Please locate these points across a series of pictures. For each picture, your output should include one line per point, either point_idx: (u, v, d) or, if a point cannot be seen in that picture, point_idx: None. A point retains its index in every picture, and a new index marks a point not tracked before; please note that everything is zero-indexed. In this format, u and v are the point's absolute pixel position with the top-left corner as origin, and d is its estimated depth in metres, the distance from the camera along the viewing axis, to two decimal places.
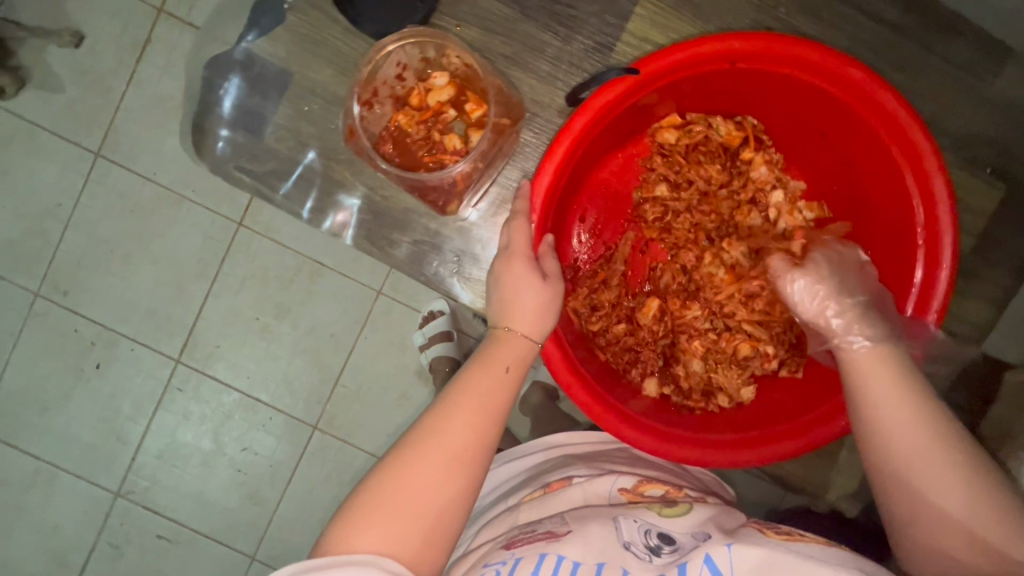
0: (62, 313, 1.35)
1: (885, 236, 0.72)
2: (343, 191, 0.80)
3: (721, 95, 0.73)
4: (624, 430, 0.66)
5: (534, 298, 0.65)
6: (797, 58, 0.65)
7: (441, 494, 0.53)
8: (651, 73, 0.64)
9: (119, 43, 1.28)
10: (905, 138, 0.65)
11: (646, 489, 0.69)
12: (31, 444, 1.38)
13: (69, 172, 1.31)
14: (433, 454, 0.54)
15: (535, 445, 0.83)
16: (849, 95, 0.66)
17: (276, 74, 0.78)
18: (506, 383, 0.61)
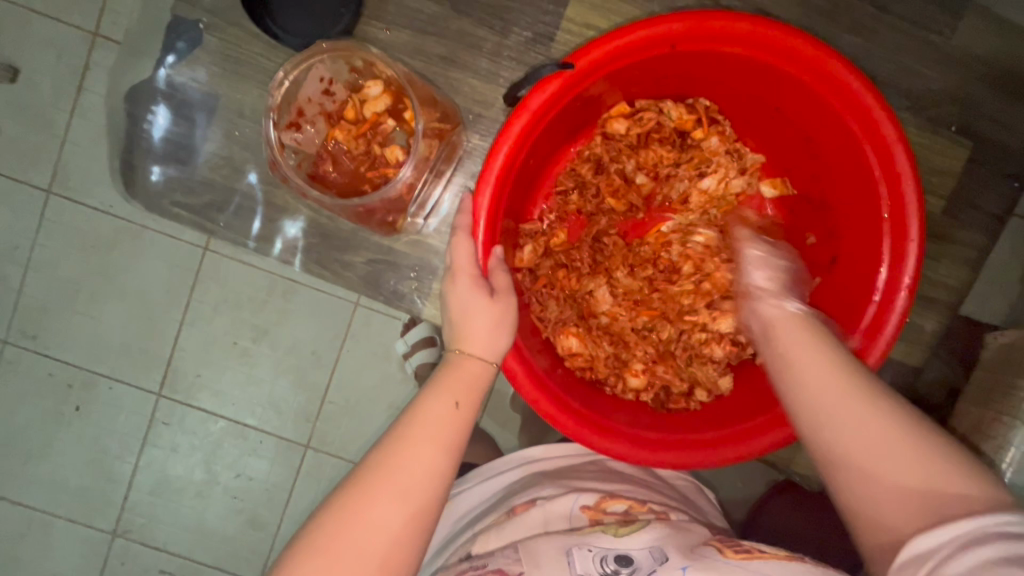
0: (34, 358, 1.31)
1: (849, 210, 0.70)
2: (287, 217, 0.76)
3: (668, 78, 0.70)
4: (597, 439, 0.65)
5: (488, 316, 0.63)
6: (741, 35, 0.61)
7: (385, 539, 0.51)
8: (589, 65, 0.60)
9: (55, 73, 1.22)
10: (860, 110, 0.62)
11: (608, 505, 0.69)
12: (20, 494, 1.35)
13: (22, 213, 1.27)
14: (380, 495, 0.52)
15: (510, 461, 0.81)
16: (799, 68, 0.63)
17: (202, 99, 0.74)
18: (457, 416, 0.58)
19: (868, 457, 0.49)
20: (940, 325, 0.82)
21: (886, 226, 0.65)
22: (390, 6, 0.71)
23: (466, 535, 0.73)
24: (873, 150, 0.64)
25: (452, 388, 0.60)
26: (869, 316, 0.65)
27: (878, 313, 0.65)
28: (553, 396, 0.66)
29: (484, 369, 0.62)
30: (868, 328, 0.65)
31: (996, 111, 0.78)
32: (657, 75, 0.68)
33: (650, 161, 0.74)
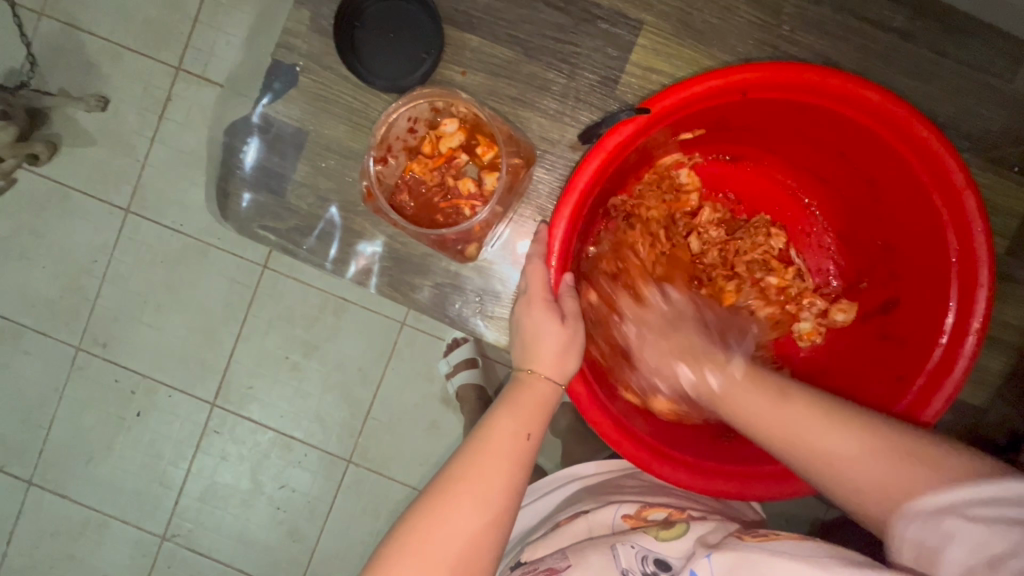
0: (103, 365, 1.40)
1: (917, 253, 0.71)
2: (362, 240, 0.81)
3: (735, 121, 0.74)
4: (656, 465, 0.68)
5: (558, 340, 0.67)
6: (812, 86, 0.64)
7: (469, 545, 0.55)
8: (662, 110, 0.64)
9: (142, 104, 1.34)
10: (930, 156, 0.64)
11: (649, 513, 0.73)
12: (80, 494, 1.42)
13: (102, 230, 1.37)
14: (459, 506, 0.56)
15: (559, 477, 0.86)
16: (867, 117, 0.65)
17: (292, 133, 0.80)
18: (528, 438, 0.62)
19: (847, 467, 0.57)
20: (1005, 366, 0.81)
21: (955, 271, 0.66)
22: (466, 52, 0.76)
23: (518, 550, 0.79)
24: (945, 197, 0.65)
25: (526, 407, 0.64)
26: (936, 358, 0.66)
27: (944, 360, 0.66)
28: (616, 421, 0.68)
29: (553, 390, 0.66)
30: (936, 368, 0.66)
31: None
32: (724, 118, 0.72)
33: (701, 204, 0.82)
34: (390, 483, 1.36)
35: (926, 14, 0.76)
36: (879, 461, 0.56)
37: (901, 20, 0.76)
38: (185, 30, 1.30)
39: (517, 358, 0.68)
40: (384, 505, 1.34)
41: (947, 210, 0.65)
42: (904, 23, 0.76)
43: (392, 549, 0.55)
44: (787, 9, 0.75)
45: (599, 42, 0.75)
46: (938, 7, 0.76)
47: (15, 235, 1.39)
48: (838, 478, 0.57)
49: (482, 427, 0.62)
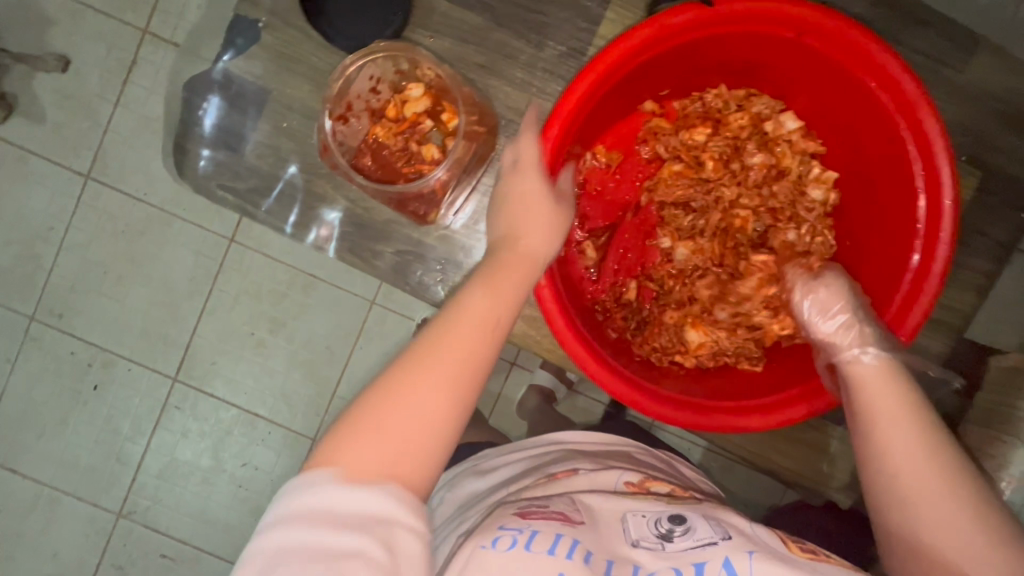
0: (57, 336, 1.35)
1: (889, 205, 0.75)
2: (325, 206, 0.80)
3: (739, 64, 0.79)
4: (612, 380, 0.71)
5: (544, 215, 0.67)
6: (812, 27, 0.69)
7: (441, 409, 0.52)
8: (661, 31, 0.68)
9: (105, 65, 1.29)
10: (913, 115, 0.68)
11: (652, 484, 0.71)
12: (32, 469, 1.38)
13: (59, 196, 1.32)
14: (429, 374, 0.52)
15: (541, 440, 0.84)
16: (850, 59, 0.69)
17: (254, 91, 0.78)
18: (506, 308, 0.58)
19: (933, 529, 0.55)
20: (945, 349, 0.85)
21: (921, 204, 0.70)
22: (436, 16, 0.76)
23: (500, 492, 0.73)
24: (920, 156, 0.69)
25: (505, 278, 0.60)
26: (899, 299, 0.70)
27: (909, 296, 0.70)
28: (583, 338, 0.72)
29: (535, 256, 0.64)
30: (904, 299, 0.70)
31: (1007, 145, 0.82)
32: (730, 57, 0.77)
33: (716, 152, 0.82)
34: None
35: (885, 3, 0.79)
36: (946, 508, 0.55)
37: (860, 8, 0.79)
38: None
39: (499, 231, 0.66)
40: None
41: (921, 171, 0.69)
42: (862, 11, 0.79)
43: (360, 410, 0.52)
44: None
45: (569, 13, 0.75)
46: None
47: None
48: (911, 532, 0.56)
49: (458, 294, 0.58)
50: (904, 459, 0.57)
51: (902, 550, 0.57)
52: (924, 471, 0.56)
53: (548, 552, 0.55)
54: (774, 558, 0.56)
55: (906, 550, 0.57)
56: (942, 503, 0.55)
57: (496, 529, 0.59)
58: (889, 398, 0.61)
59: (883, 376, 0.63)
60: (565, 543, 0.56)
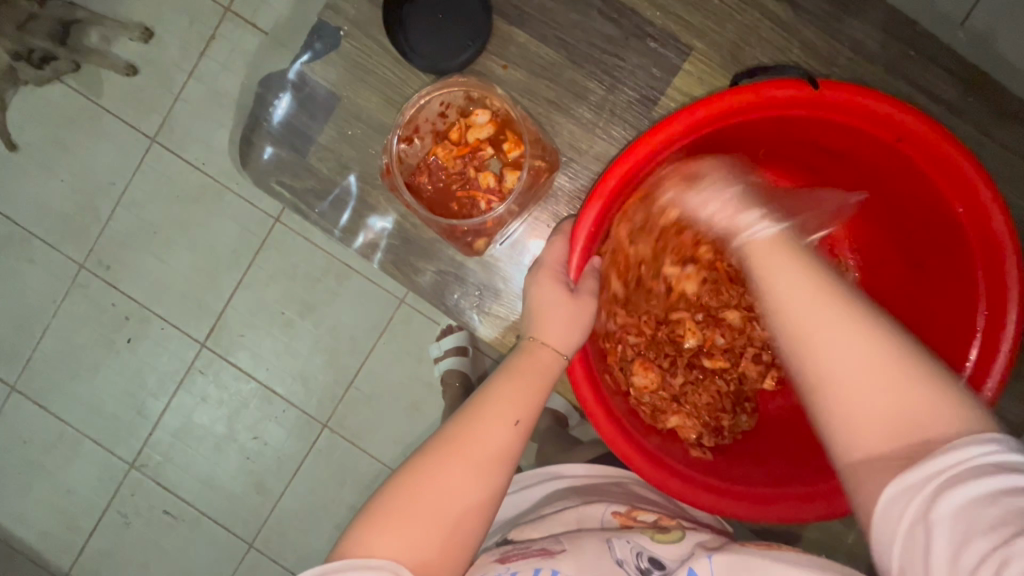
0: (102, 287, 1.41)
1: (942, 326, 0.72)
2: (376, 214, 0.81)
3: (828, 150, 0.75)
4: (626, 448, 0.68)
5: (564, 311, 0.67)
6: (917, 139, 0.65)
7: (464, 499, 0.55)
8: (742, 105, 0.64)
9: (186, 37, 1.34)
10: (996, 255, 0.65)
11: (639, 514, 0.73)
12: (59, 408, 1.44)
13: (124, 154, 1.38)
14: (454, 464, 0.56)
15: (538, 475, 0.85)
16: (941, 176, 0.65)
17: (326, 97, 0.79)
18: (526, 410, 0.61)
19: (835, 379, 0.49)
20: None
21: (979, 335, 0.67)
22: (512, 47, 0.76)
23: (501, 535, 0.79)
24: (988, 301, 0.66)
25: (528, 372, 0.65)
26: None
27: None
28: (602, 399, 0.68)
29: (557, 364, 0.67)
30: None
31: None
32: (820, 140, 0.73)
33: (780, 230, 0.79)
34: (361, 456, 1.36)
35: (978, 91, 0.75)
36: (849, 343, 0.50)
37: (952, 94, 0.76)
38: None
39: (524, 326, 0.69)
40: (352, 475, 1.36)
41: (984, 313, 0.66)
42: (953, 96, 0.75)
43: (388, 501, 0.54)
44: (840, 62, 0.75)
45: (645, 60, 0.75)
46: (991, 87, 0.75)
47: (38, 144, 1.40)
48: (824, 394, 0.50)
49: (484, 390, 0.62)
50: (790, 296, 0.55)
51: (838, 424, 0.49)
52: (811, 311, 0.52)
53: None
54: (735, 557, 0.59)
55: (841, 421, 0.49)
56: (871, 377, 0.48)
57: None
58: (781, 259, 0.60)
59: (771, 245, 0.63)
60: None
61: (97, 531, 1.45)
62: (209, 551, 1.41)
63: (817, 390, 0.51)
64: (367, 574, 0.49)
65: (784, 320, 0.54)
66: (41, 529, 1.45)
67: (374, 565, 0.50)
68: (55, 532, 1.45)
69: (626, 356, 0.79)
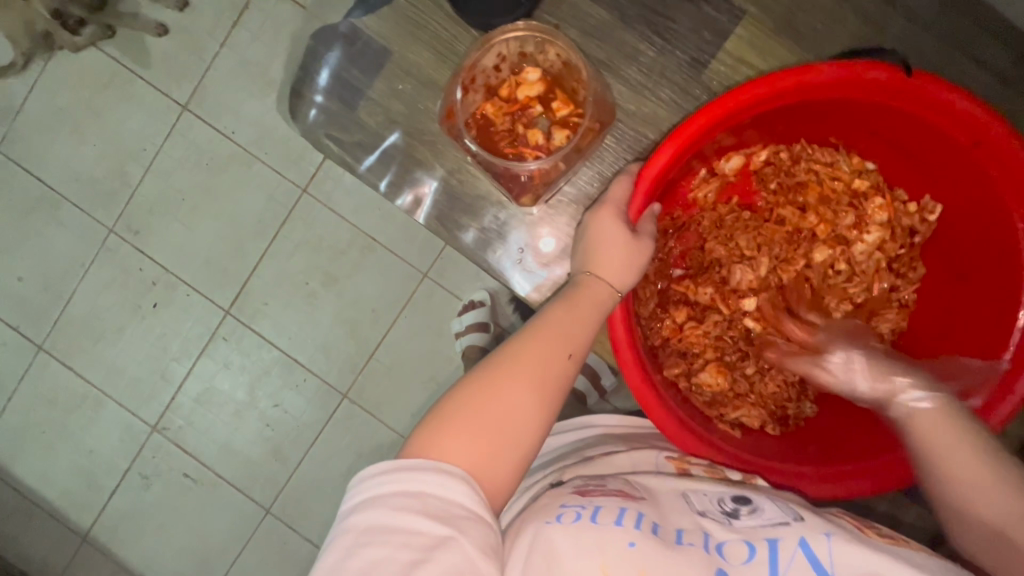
0: (130, 251, 1.43)
1: (981, 316, 0.74)
2: (422, 170, 0.82)
3: (881, 133, 0.76)
4: (657, 412, 0.70)
5: (625, 249, 0.68)
6: (977, 130, 0.66)
7: (521, 415, 0.57)
8: (803, 83, 0.66)
9: (220, 6, 1.35)
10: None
11: (691, 458, 0.76)
12: (84, 369, 1.47)
13: (155, 121, 1.40)
14: (517, 380, 0.58)
15: (575, 423, 0.85)
16: (994, 164, 0.67)
17: (377, 52, 0.80)
18: (582, 334, 0.64)
19: (967, 482, 0.61)
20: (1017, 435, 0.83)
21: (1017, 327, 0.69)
22: (564, 8, 0.77)
23: (545, 471, 0.77)
24: None
25: (583, 304, 0.67)
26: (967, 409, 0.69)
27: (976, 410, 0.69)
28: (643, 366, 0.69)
29: (611, 299, 0.68)
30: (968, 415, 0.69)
31: None
32: (884, 130, 0.75)
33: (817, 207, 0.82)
34: (378, 427, 1.38)
35: None
36: (975, 460, 0.62)
37: (1005, 66, 0.76)
38: None
39: (577, 263, 0.70)
40: (370, 446, 1.38)
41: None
42: (1007, 69, 0.75)
43: (451, 407, 0.57)
44: (893, 33, 0.75)
45: (697, 24, 0.75)
46: None
47: (72, 108, 1.42)
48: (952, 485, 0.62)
49: (541, 315, 0.65)
50: (928, 420, 0.66)
51: (951, 508, 0.63)
52: (952, 436, 0.63)
53: (617, 522, 0.57)
54: (852, 540, 0.56)
55: (954, 506, 0.62)
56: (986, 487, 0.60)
57: (558, 508, 0.60)
58: (941, 429, 0.64)
59: (929, 417, 0.66)
60: (632, 515, 0.58)
61: (118, 491, 1.47)
62: (226, 515, 1.44)
63: (936, 473, 0.63)
64: (449, 479, 0.52)
65: (925, 430, 0.65)
66: (63, 487, 1.48)
67: (439, 466, 0.52)
68: (77, 490, 1.48)
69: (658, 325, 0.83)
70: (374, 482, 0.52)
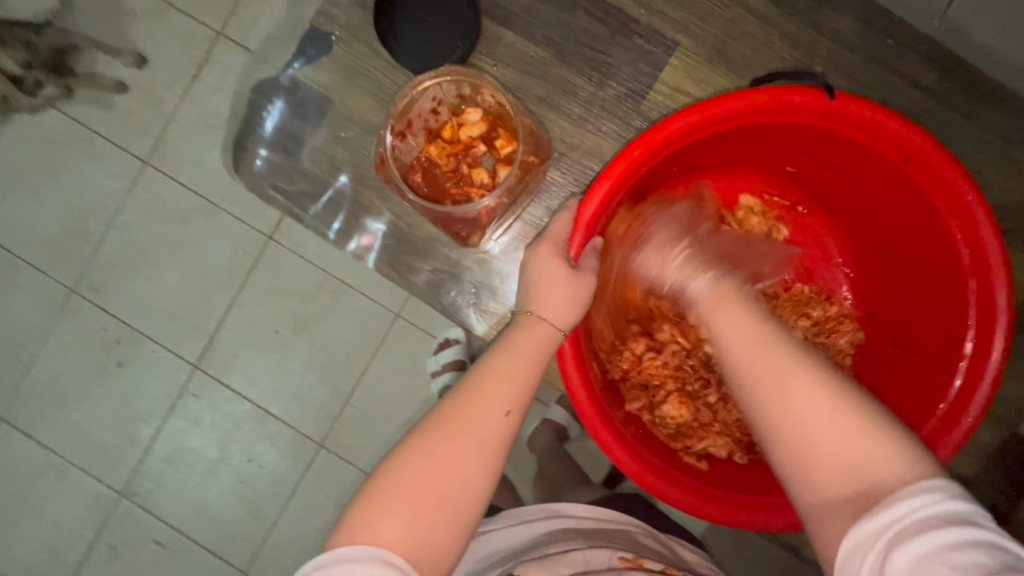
0: (93, 311, 1.39)
1: (934, 333, 0.74)
2: (370, 215, 0.83)
3: (824, 156, 0.76)
4: (616, 450, 0.69)
5: (566, 287, 0.67)
6: (913, 152, 0.67)
7: (460, 478, 0.54)
8: (738, 112, 0.66)
9: (178, 60, 1.35)
10: (987, 279, 0.67)
11: (645, 561, 0.73)
12: (46, 437, 1.40)
13: (116, 178, 1.38)
14: (455, 444, 0.55)
15: (537, 512, 0.83)
16: (930, 185, 0.68)
17: (319, 100, 0.82)
18: (523, 381, 0.62)
19: (804, 443, 0.53)
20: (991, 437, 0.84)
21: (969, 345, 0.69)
22: (501, 47, 0.80)
23: (496, 573, 0.74)
24: (977, 313, 0.68)
25: (523, 348, 0.64)
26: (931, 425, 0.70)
27: (944, 421, 0.69)
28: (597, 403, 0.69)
29: (552, 338, 0.67)
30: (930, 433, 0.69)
31: None
32: (825, 153, 0.75)
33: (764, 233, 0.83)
34: (357, 476, 1.33)
35: (953, 76, 0.80)
36: (812, 400, 0.54)
37: (929, 80, 0.80)
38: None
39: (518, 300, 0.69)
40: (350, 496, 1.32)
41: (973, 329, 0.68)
42: (931, 82, 0.80)
43: (386, 482, 0.54)
44: (820, 53, 0.79)
45: (632, 56, 0.79)
46: (964, 72, 0.80)
47: (30, 169, 1.40)
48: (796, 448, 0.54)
49: (479, 366, 0.62)
50: (749, 364, 0.61)
51: (804, 483, 0.53)
52: (776, 375, 0.58)
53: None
54: None
55: (804, 480, 0.53)
56: (837, 430, 0.52)
57: None
58: (740, 326, 0.66)
59: (716, 304, 0.71)
60: None
61: (85, 565, 1.39)
62: None
63: (792, 450, 0.54)
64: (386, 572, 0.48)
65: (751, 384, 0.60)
66: (26, 565, 1.40)
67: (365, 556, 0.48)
68: (41, 567, 1.39)
69: (618, 358, 0.82)
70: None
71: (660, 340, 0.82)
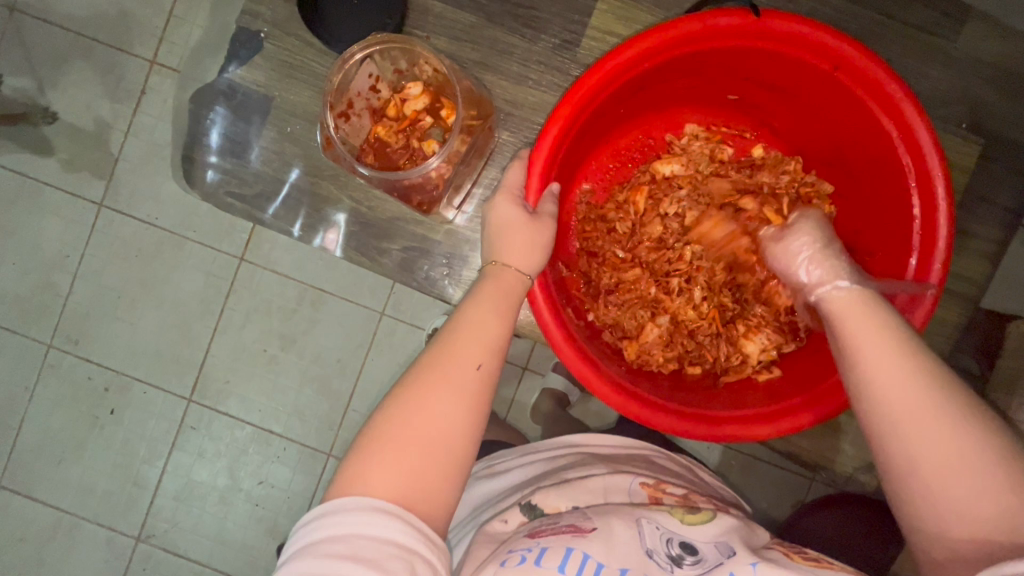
0: (75, 363, 1.37)
1: (887, 227, 0.76)
2: (332, 207, 0.84)
3: (758, 77, 0.78)
4: (597, 384, 0.70)
5: (527, 233, 0.68)
6: (836, 55, 0.68)
7: (443, 425, 0.56)
8: (665, 40, 0.67)
9: (115, 96, 1.33)
10: (924, 165, 0.69)
11: (666, 486, 0.74)
12: (50, 496, 1.38)
13: (73, 225, 1.35)
14: (437, 393, 0.57)
15: (556, 443, 0.84)
16: (857, 84, 0.70)
17: (258, 100, 0.82)
18: (496, 328, 0.62)
19: (932, 458, 0.52)
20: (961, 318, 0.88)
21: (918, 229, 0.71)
22: (431, 18, 0.80)
23: (519, 492, 0.75)
24: (919, 198, 0.70)
25: (494, 295, 0.65)
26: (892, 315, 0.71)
27: (904, 307, 0.70)
28: (575, 342, 0.70)
29: (522, 285, 0.68)
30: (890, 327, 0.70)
31: (1004, 112, 0.86)
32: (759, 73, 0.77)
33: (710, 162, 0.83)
34: None
35: None
36: (938, 426, 0.52)
37: None
38: (158, 24, 1.31)
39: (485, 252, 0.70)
40: None
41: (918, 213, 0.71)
42: None
43: (373, 435, 0.55)
44: None
45: (560, 8, 0.80)
46: None
47: None
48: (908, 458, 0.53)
49: (453, 317, 0.63)
50: (881, 368, 0.55)
51: (904, 488, 0.54)
52: (908, 389, 0.53)
53: (559, 568, 0.57)
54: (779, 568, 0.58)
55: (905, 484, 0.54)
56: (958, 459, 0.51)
57: (506, 552, 0.62)
58: (870, 328, 0.58)
59: (852, 305, 0.62)
60: (576, 558, 0.59)
61: None
62: None
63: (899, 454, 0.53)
64: (377, 517, 0.50)
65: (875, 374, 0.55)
66: None
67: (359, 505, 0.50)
68: None
69: (591, 301, 0.84)
70: (306, 530, 0.50)
71: (629, 279, 0.83)
